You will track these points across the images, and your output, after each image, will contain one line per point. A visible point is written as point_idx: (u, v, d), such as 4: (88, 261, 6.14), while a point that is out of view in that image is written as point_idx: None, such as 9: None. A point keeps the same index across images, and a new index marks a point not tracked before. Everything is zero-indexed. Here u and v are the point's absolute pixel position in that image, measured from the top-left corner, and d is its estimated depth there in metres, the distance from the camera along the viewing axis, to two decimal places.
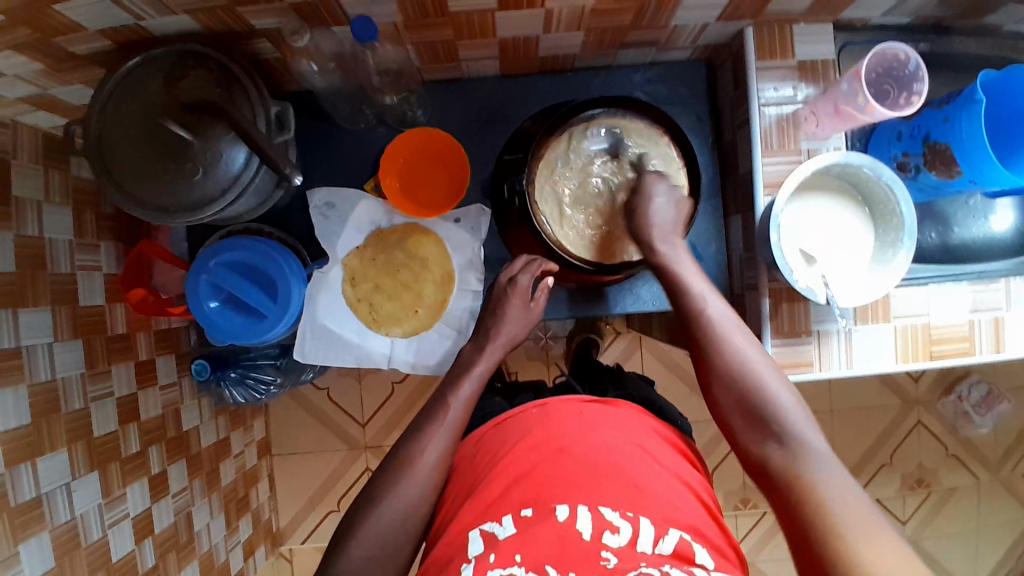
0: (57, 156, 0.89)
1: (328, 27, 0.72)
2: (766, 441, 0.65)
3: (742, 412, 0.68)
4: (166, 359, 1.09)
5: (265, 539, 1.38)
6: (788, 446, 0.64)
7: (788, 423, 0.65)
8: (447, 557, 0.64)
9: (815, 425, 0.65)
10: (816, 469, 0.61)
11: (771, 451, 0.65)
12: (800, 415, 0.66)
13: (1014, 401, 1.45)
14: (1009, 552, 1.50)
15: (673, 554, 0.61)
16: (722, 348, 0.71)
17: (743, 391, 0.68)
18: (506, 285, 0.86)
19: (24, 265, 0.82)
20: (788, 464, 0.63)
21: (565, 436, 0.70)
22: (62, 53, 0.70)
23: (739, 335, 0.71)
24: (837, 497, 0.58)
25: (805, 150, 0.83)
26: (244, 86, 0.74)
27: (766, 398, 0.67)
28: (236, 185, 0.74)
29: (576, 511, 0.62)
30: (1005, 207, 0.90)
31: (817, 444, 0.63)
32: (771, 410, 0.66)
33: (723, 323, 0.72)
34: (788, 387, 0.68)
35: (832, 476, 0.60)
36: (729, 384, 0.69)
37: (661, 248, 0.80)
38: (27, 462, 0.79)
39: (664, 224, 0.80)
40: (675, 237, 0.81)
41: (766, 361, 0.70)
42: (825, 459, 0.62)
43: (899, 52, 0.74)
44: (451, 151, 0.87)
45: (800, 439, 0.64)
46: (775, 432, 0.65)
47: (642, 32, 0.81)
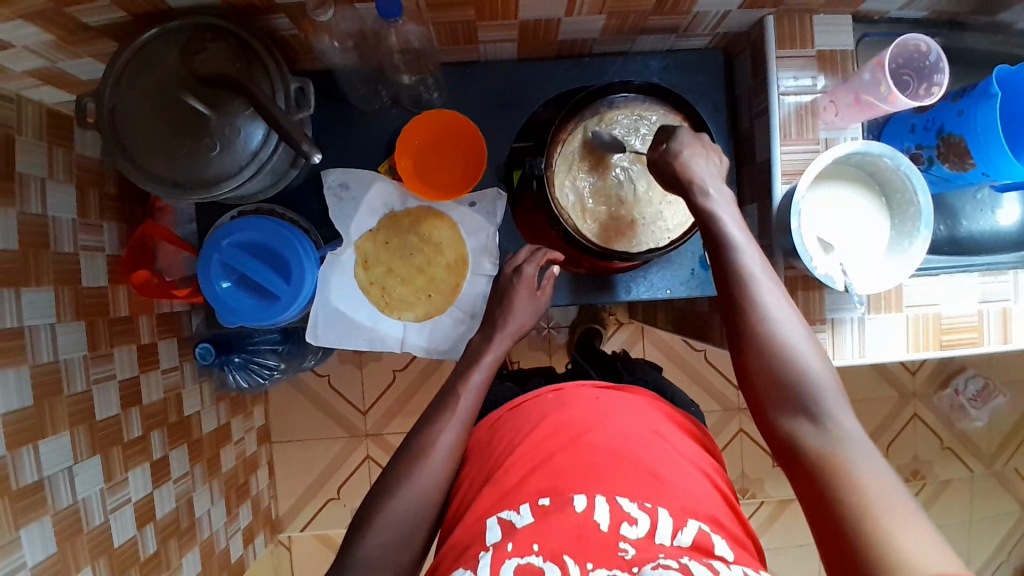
0: (62, 132, 0.87)
1: (350, 3, 0.71)
2: (798, 419, 0.62)
3: (778, 390, 0.63)
4: (169, 344, 1.07)
5: (264, 526, 1.37)
6: (823, 427, 0.60)
7: (825, 403, 0.61)
8: (464, 544, 0.63)
9: (849, 406, 0.62)
10: (852, 451, 0.58)
11: (801, 429, 0.61)
12: (834, 394, 0.62)
13: (1010, 395, 1.48)
14: (1001, 544, 1.53)
15: (692, 546, 0.60)
16: (759, 313, 0.66)
17: (782, 365, 0.64)
18: (512, 275, 0.86)
19: (28, 244, 0.80)
20: (821, 444, 0.59)
21: (582, 423, 0.70)
22: (74, 24, 0.68)
23: (779, 301, 0.67)
24: (873, 482, 0.55)
25: (823, 139, 0.84)
26: (263, 62, 0.73)
27: (804, 373, 0.63)
28: (254, 162, 0.72)
29: (593, 501, 0.62)
30: (1013, 201, 0.91)
31: (852, 427, 0.60)
32: (809, 389, 0.62)
33: (760, 283, 0.68)
34: (826, 361, 0.64)
35: (867, 462, 0.57)
36: (768, 358, 0.64)
37: (705, 197, 0.73)
38: (30, 445, 0.77)
39: (708, 173, 0.75)
40: (720, 180, 0.75)
41: (803, 332, 0.65)
42: (863, 444, 0.59)
43: (921, 43, 0.75)
44: (467, 134, 0.87)
45: (833, 418, 0.60)
46: (809, 411, 0.61)
47: (663, 18, 0.80)
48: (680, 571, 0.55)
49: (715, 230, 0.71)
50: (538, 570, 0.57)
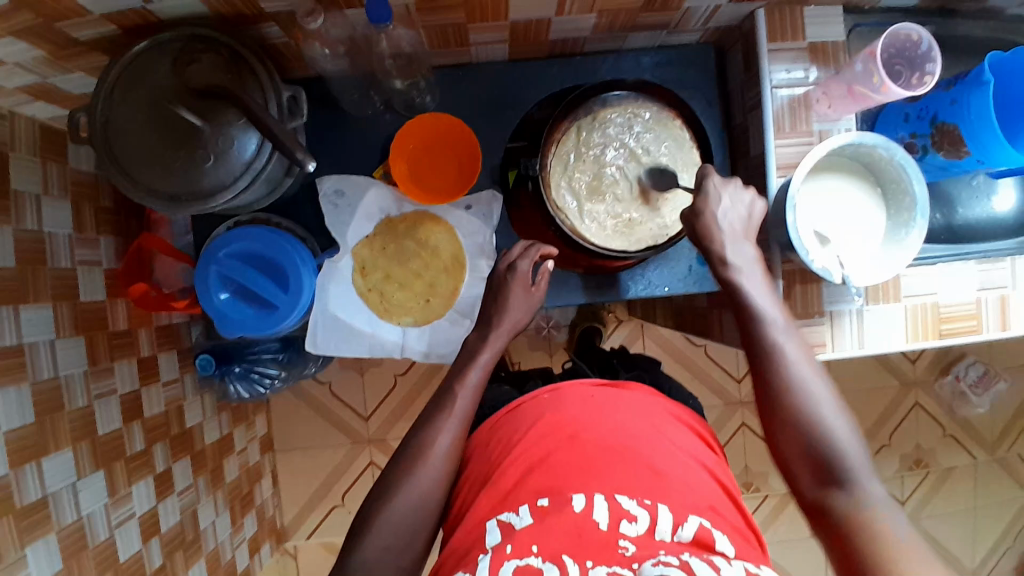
0: (55, 147, 0.86)
1: (340, 9, 0.71)
2: (829, 487, 0.61)
3: (808, 458, 0.63)
4: (168, 356, 1.07)
5: (270, 536, 1.37)
6: (854, 494, 0.60)
7: (856, 470, 0.61)
8: (465, 548, 0.63)
9: (878, 476, 0.61)
10: (884, 520, 0.57)
11: (832, 497, 0.61)
12: (864, 461, 0.62)
13: (1011, 380, 1.48)
14: (1006, 530, 1.53)
15: (693, 541, 0.60)
16: (784, 377, 0.66)
17: (811, 433, 0.63)
18: (506, 272, 0.85)
19: (24, 260, 0.79)
20: (853, 511, 0.59)
21: (578, 421, 0.69)
22: (64, 39, 0.67)
23: (807, 368, 0.67)
24: (906, 549, 0.54)
25: (817, 131, 0.84)
26: (254, 71, 0.72)
27: (833, 441, 0.63)
28: (248, 172, 0.72)
29: (592, 500, 0.61)
30: (1008, 187, 0.91)
31: (881, 495, 0.60)
32: (838, 457, 0.62)
33: (785, 348, 0.68)
34: (855, 430, 0.64)
35: (900, 532, 0.56)
36: (796, 425, 0.64)
37: (727, 261, 0.73)
38: (32, 463, 0.77)
39: (732, 229, 0.74)
40: (744, 239, 0.75)
41: (834, 398, 0.65)
42: (895, 513, 0.58)
43: (913, 33, 0.75)
44: (461, 137, 0.86)
45: (863, 487, 0.60)
46: (839, 477, 0.61)
47: (654, 14, 0.80)
48: (680, 568, 0.55)
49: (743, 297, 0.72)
50: (538, 571, 0.57)
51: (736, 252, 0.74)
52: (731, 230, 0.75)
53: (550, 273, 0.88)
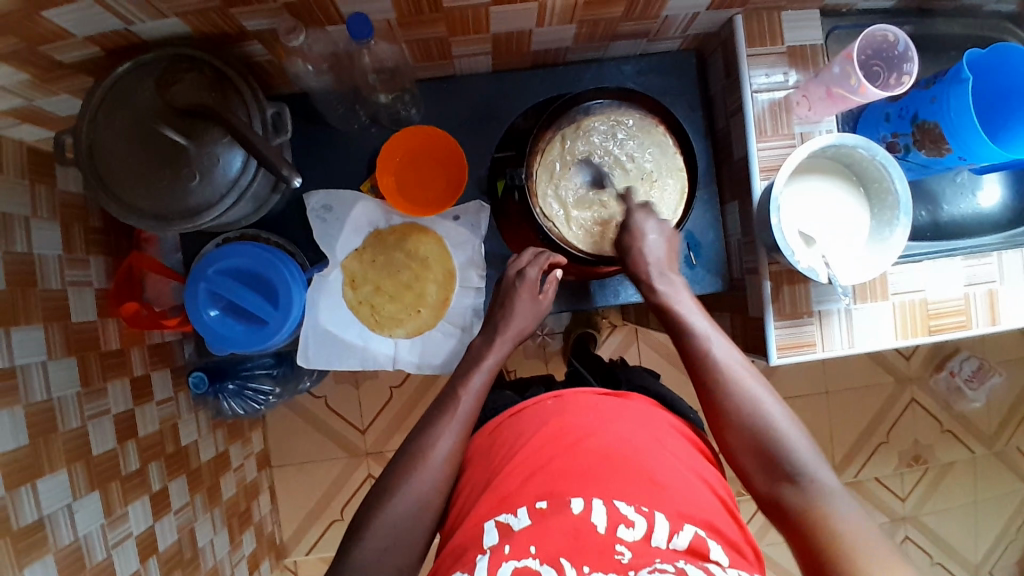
0: (44, 170, 0.87)
1: (322, 26, 0.72)
2: (781, 482, 0.65)
3: (758, 457, 0.67)
4: (162, 374, 1.07)
5: (269, 552, 1.36)
6: (803, 485, 0.64)
7: (801, 462, 0.66)
8: (460, 549, 0.63)
9: (824, 461, 0.66)
10: (832, 507, 0.62)
11: (785, 491, 0.65)
12: (808, 451, 0.66)
13: (1005, 373, 1.49)
14: (1007, 524, 1.53)
15: (688, 549, 0.60)
16: (724, 384, 0.70)
17: (757, 434, 0.68)
18: (513, 278, 0.84)
19: (15, 283, 0.79)
20: (804, 503, 0.64)
21: (582, 428, 0.69)
22: (49, 62, 0.68)
23: (744, 371, 0.71)
24: (853, 535, 0.60)
25: (798, 134, 0.85)
26: (238, 88, 0.73)
27: (777, 437, 0.67)
28: (234, 189, 0.73)
29: (590, 505, 0.62)
30: (992, 183, 0.92)
31: (828, 480, 0.64)
32: (784, 451, 0.66)
33: (722, 359, 0.72)
34: (795, 423, 0.69)
35: (847, 517, 0.61)
36: (744, 429, 0.69)
37: (659, 287, 0.79)
38: (27, 485, 0.77)
39: (658, 260, 0.80)
40: (669, 270, 0.81)
41: (771, 397, 0.70)
42: (841, 495, 0.63)
43: (889, 34, 0.76)
44: (447, 149, 0.87)
45: (811, 476, 0.65)
46: (788, 472, 0.65)
47: (634, 23, 0.81)
48: None
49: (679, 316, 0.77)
50: (535, 572, 0.57)
51: (663, 281, 0.79)
52: (656, 260, 0.80)
53: (557, 283, 0.87)
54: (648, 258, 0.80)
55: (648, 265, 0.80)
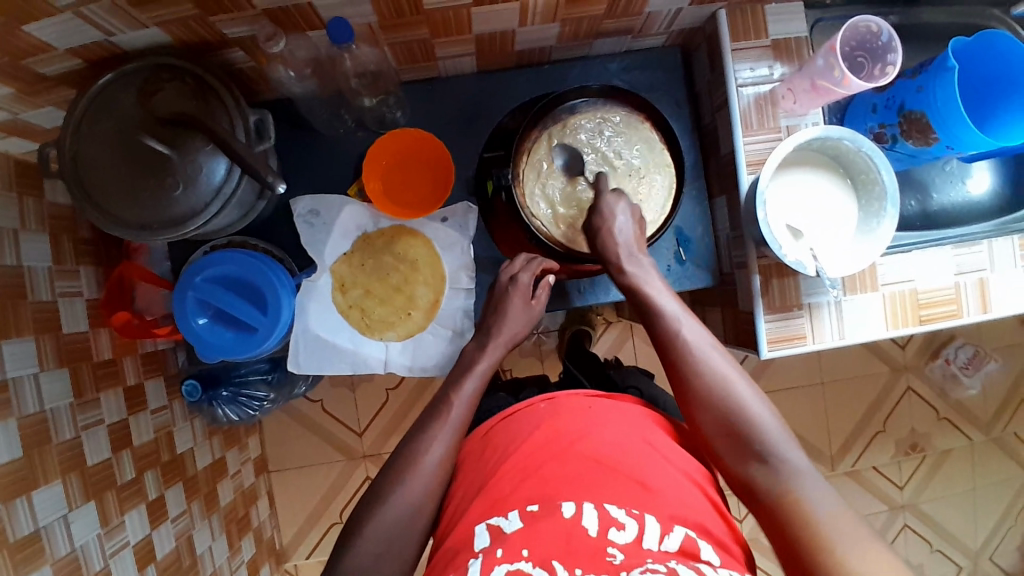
0: (31, 182, 0.87)
1: (303, 32, 0.71)
2: (751, 463, 0.66)
3: (727, 437, 0.67)
4: (155, 383, 1.07)
5: (269, 557, 1.36)
6: (772, 466, 0.65)
7: (770, 441, 0.66)
8: (454, 551, 0.63)
9: (793, 441, 0.67)
10: (802, 487, 0.63)
11: (755, 471, 0.66)
12: (777, 432, 0.67)
13: (1001, 360, 1.49)
14: (1006, 510, 1.53)
15: (679, 551, 0.60)
16: (694, 365, 0.71)
17: (726, 415, 0.68)
18: (507, 283, 0.85)
19: (4, 296, 0.79)
20: (774, 483, 0.64)
21: (574, 431, 0.69)
22: (32, 75, 0.68)
23: (713, 353, 0.72)
24: (822, 512, 0.60)
25: (784, 127, 0.84)
26: (220, 96, 0.73)
27: (746, 417, 0.67)
28: (219, 197, 0.72)
29: (582, 509, 0.62)
30: (982, 169, 0.92)
31: (797, 460, 0.65)
32: (754, 432, 0.66)
33: (692, 341, 0.72)
34: (765, 402, 0.69)
35: (816, 495, 0.62)
36: (713, 409, 0.68)
37: (629, 268, 0.80)
38: (23, 497, 0.77)
39: (627, 241, 0.81)
40: (639, 252, 0.81)
41: (739, 377, 0.70)
42: (809, 475, 0.64)
43: (871, 24, 0.76)
44: (434, 151, 0.87)
45: (781, 456, 0.65)
46: (757, 451, 0.66)
47: (617, 20, 0.81)
48: None
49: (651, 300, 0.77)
50: None
51: (632, 262, 0.80)
52: (623, 241, 0.81)
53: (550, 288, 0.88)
54: (614, 239, 0.80)
55: (612, 253, 0.80)
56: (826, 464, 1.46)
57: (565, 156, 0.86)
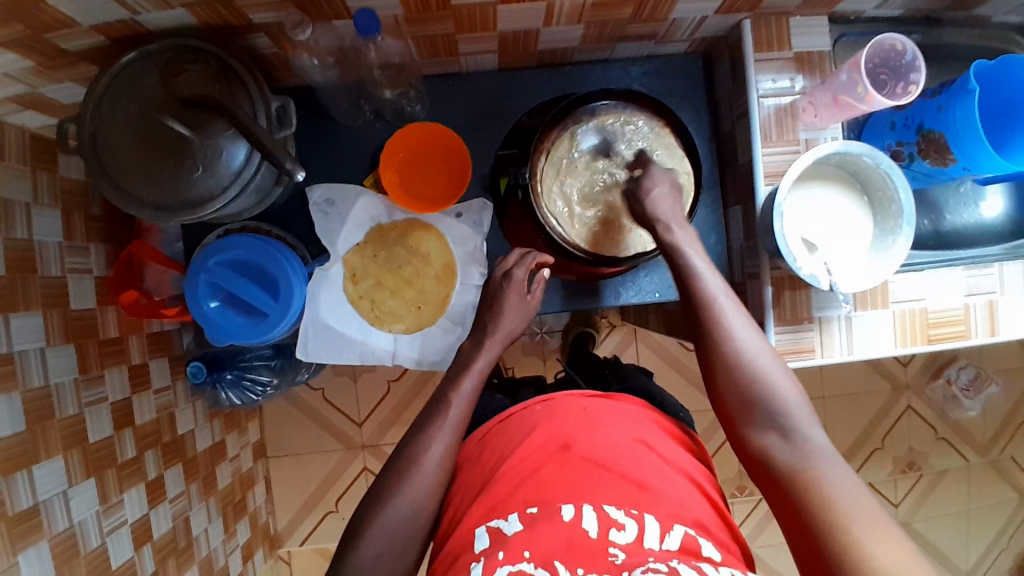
0: (45, 156, 0.86)
1: (329, 20, 0.71)
2: (770, 434, 0.66)
3: (748, 407, 0.68)
4: (160, 363, 1.07)
5: (263, 542, 1.36)
6: (793, 440, 0.65)
7: (792, 417, 0.66)
8: (454, 556, 0.64)
9: (817, 421, 0.67)
10: (821, 465, 0.63)
11: (773, 444, 0.66)
12: (801, 408, 0.67)
13: (1003, 383, 1.49)
14: (1000, 532, 1.53)
15: (680, 549, 0.60)
16: (724, 334, 0.71)
17: (749, 384, 0.68)
18: (501, 279, 0.85)
19: (14, 269, 0.79)
20: (793, 459, 0.64)
21: (568, 432, 0.70)
22: (53, 50, 0.68)
23: (744, 323, 0.71)
24: (844, 496, 0.60)
25: (804, 140, 0.84)
26: (243, 81, 0.73)
27: (771, 390, 0.67)
28: (237, 181, 0.72)
29: (581, 510, 0.62)
30: (995, 194, 0.92)
31: (819, 439, 0.65)
32: (776, 405, 0.67)
33: (727, 310, 0.72)
34: (793, 380, 0.69)
35: (836, 475, 0.62)
36: (736, 377, 0.69)
37: (672, 233, 0.78)
38: (23, 471, 0.77)
39: (670, 213, 0.79)
40: (684, 222, 0.79)
41: (771, 355, 0.70)
42: (830, 456, 0.64)
43: (897, 43, 0.76)
44: (451, 146, 0.87)
45: (804, 434, 0.65)
46: (780, 426, 0.66)
47: (642, 25, 0.81)
48: None
49: (689, 265, 0.76)
50: None
51: (678, 229, 0.78)
52: (667, 212, 0.79)
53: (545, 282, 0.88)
54: (657, 209, 0.79)
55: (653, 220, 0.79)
56: None
57: (636, 152, 0.85)
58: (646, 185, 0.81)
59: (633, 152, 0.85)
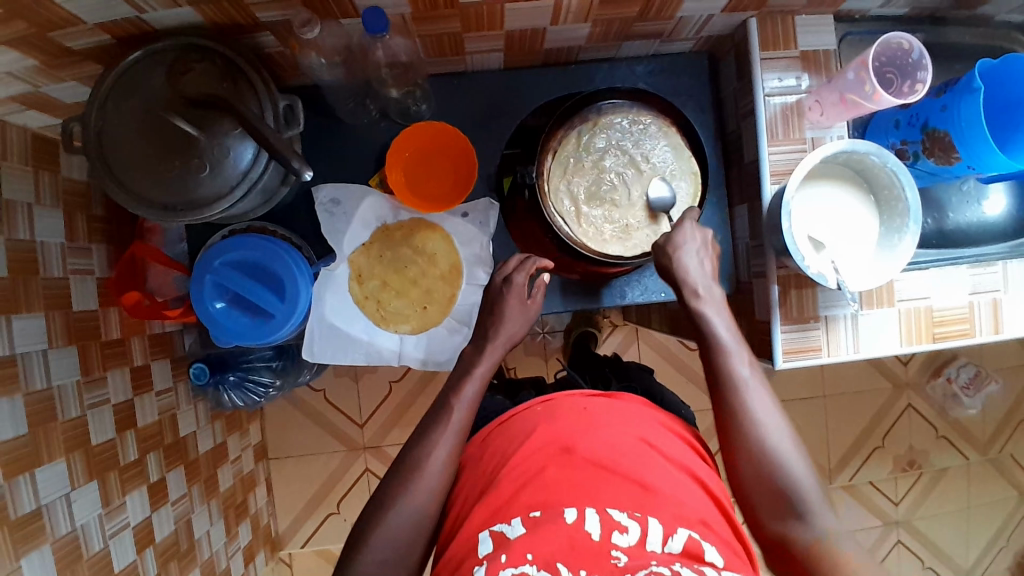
0: (47, 156, 0.86)
1: (336, 19, 0.71)
2: (788, 522, 0.66)
3: (768, 495, 0.67)
4: (162, 364, 1.07)
5: (265, 544, 1.36)
6: (811, 527, 0.65)
7: (811, 506, 0.66)
8: (458, 559, 0.64)
9: (831, 506, 0.66)
10: (840, 559, 0.63)
11: (790, 529, 0.66)
12: (818, 496, 0.66)
13: (1002, 381, 1.50)
14: (999, 530, 1.54)
15: (683, 552, 0.60)
16: (749, 419, 0.69)
17: (770, 474, 0.67)
18: (501, 284, 0.84)
19: (16, 270, 0.78)
20: (812, 552, 0.64)
21: (570, 434, 0.69)
22: (58, 48, 0.67)
23: (768, 407, 0.70)
24: None
25: (809, 139, 0.85)
26: (250, 80, 0.72)
27: (791, 479, 0.67)
28: (245, 181, 0.72)
29: (584, 513, 0.62)
30: (998, 192, 0.93)
31: (834, 526, 0.65)
32: (796, 493, 0.66)
33: (753, 394, 0.71)
34: (810, 465, 0.69)
35: (853, 568, 0.62)
36: (758, 466, 0.68)
37: (698, 299, 0.76)
38: (26, 474, 0.76)
39: (701, 276, 0.77)
40: (714, 282, 0.77)
41: (791, 439, 0.69)
42: (845, 544, 0.64)
43: (904, 42, 0.76)
44: (457, 145, 0.87)
45: (821, 522, 0.65)
46: (798, 513, 0.66)
47: (648, 23, 0.81)
48: None
49: (715, 338, 0.74)
50: None
51: (707, 294, 0.76)
52: (699, 276, 0.77)
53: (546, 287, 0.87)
54: (690, 275, 0.77)
55: (685, 286, 0.77)
56: (823, 476, 1.47)
57: (643, 152, 0.85)
58: (676, 233, 0.79)
59: (642, 153, 0.85)
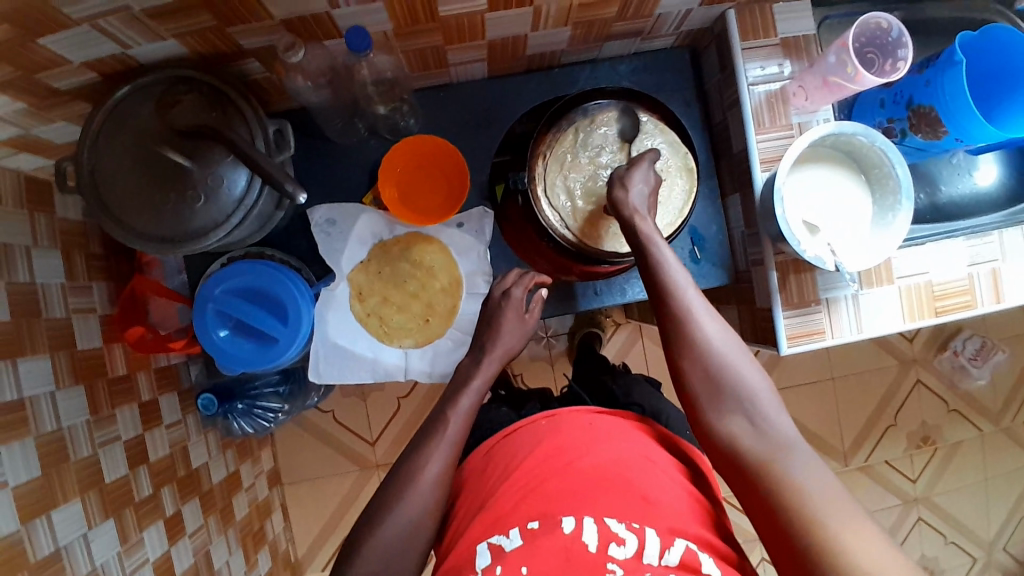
0: (42, 198, 0.86)
1: (320, 40, 0.72)
2: (736, 419, 0.65)
3: (715, 395, 0.67)
4: (169, 397, 1.07)
5: (285, 570, 1.35)
6: (761, 428, 0.65)
7: (760, 405, 0.66)
8: (456, 570, 0.64)
9: (783, 409, 0.66)
10: (790, 457, 0.63)
11: (738, 430, 0.65)
12: (768, 397, 0.66)
13: (1009, 351, 1.50)
14: (1019, 499, 1.54)
15: (679, 565, 0.61)
16: (693, 324, 0.69)
17: (716, 373, 0.67)
18: (500, 298, 0.84)
19: (19, 313, 0.78)
20: (761, 448, 0.64)
21: (575, 448, 0.69)
22: (45, 90, 0.68)
23: (711, 313, 0.70)
24: (814, 489, 0.60)
25: (796, 124, 0.85)
26: (238, 107, 0.73)
27: (739, 378, 0.67)
28: (241, 207, 0.73)
29: (582, 522, 0.62)
30: (988, 162, 0.93)
31: (787, 428, 0.65)
32: (743, 393, 0.66)
33: (695, 301, 0.70)
34: (759, 370, 0.68)
35: (804, 468, 0.62)
36: (703, 365, 0.67)
37: (645, 222, 0.76)
38: (41, 516, 0.76)
39: (644, 206, 0.78)
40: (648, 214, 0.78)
41: (737, 344, 0.69)
42: (798, 446, 0.64)
43: (882, 21, 0.77)
44: (448, 158, 0.87)
45: (771, 422, 0.65)
46: (746, 413, 0.65)
47: (627, 22, 0.82)
48: None
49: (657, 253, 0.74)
50: None
51: (646, 222, 0.77)
52: (639, 203, 0.78)
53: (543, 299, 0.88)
54: (633, 200, 0.77)
55: (626, 209, 0.77)
56: (838, 459, 1.47)
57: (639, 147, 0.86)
58: (629, 173, 0.79)
59: (639, 148, 0.86)
